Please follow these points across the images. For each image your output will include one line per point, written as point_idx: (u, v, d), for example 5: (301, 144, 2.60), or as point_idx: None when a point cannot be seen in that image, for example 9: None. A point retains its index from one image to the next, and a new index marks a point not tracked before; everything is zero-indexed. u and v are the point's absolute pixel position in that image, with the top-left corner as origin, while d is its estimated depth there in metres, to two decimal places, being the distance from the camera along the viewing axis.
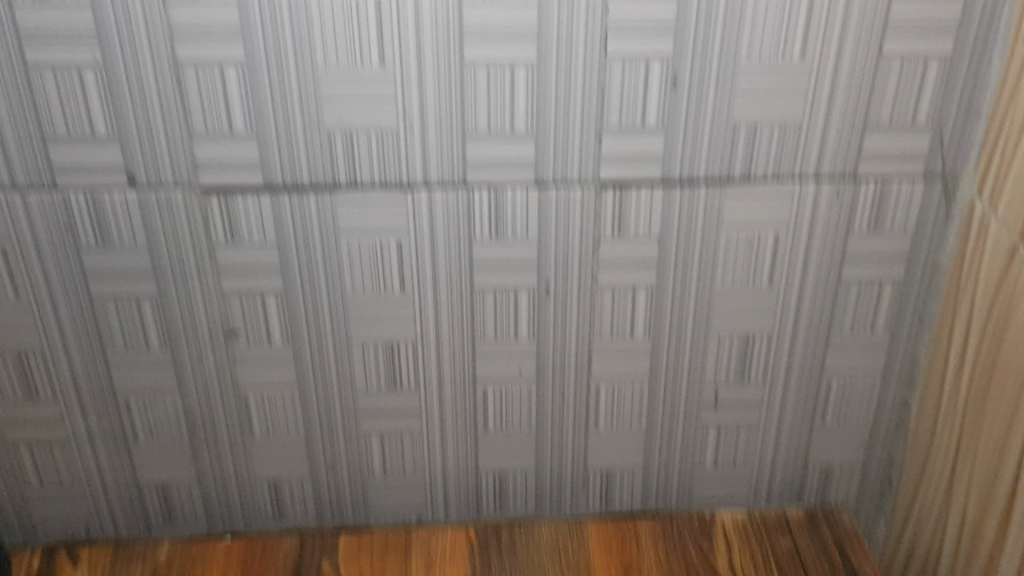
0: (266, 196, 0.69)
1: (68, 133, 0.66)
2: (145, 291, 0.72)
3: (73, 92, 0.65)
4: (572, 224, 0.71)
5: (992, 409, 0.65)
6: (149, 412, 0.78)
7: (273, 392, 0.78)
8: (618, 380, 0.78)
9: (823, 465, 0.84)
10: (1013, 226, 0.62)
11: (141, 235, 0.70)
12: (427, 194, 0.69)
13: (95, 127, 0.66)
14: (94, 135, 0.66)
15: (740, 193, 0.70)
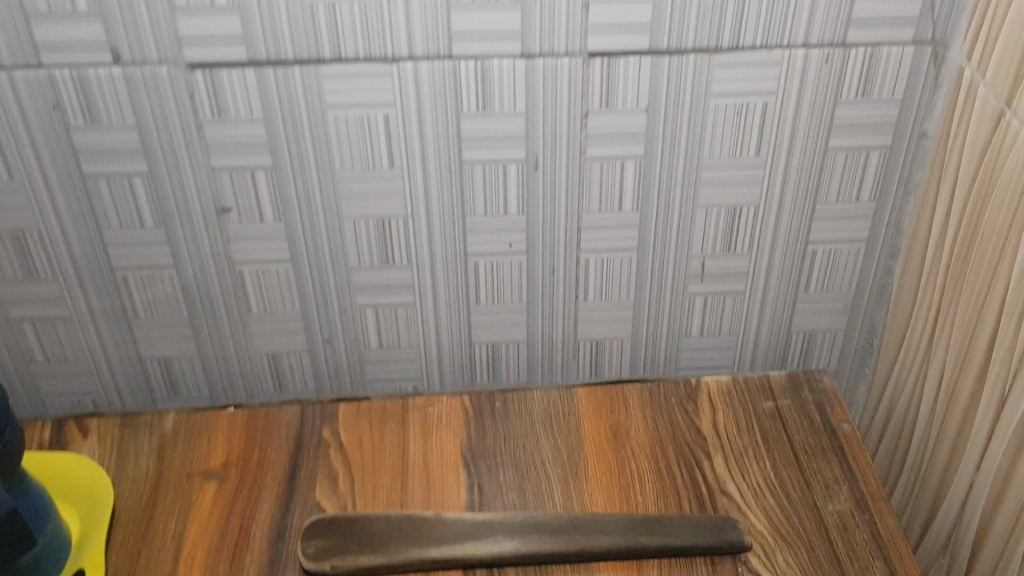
0: (251, 70, 0.68)
1: (48, 11, 0.65)
2: (137, 169, 0.72)
3: None
4: (559, 96, 0.70)
5: (972, 272, 0.66)
6: (148, 289, 0.80)
7: (267, 267, 0.79)
8: (607, 252, 0.79)
9: (807, 331, 0.86)
10: (1000, 89, 0.62)
11: (130, 114, 0.70)
12: (413, 67, 0.68)
13: (77, 5, 0.64)
14: (76, 12, 0.65)
15: (727, 60, 0.69)
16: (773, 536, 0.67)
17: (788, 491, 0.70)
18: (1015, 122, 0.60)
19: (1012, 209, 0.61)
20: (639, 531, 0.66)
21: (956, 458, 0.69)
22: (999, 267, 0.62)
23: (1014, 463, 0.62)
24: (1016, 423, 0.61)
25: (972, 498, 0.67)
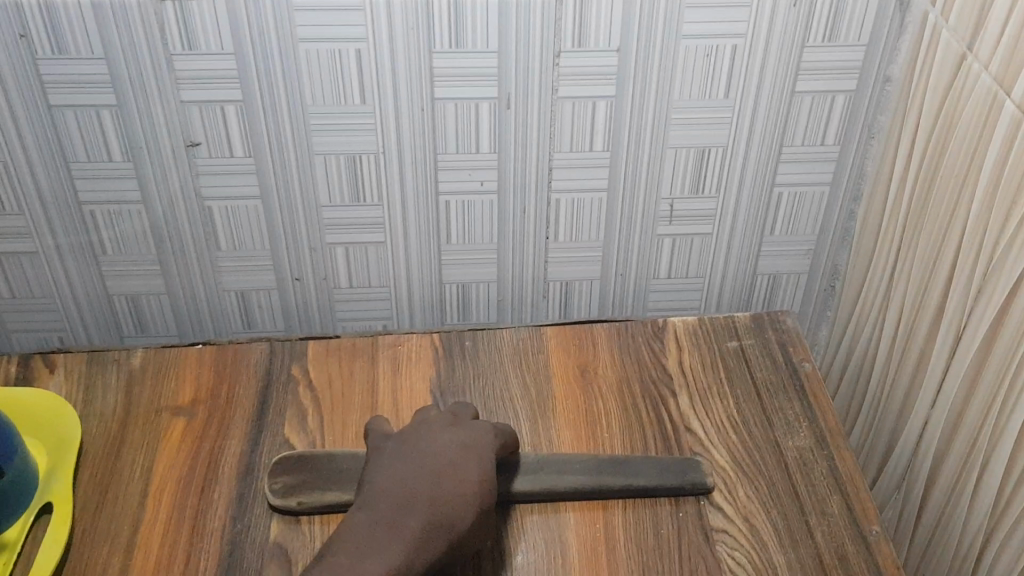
0: (222, 2, 0.66)
1: None
2: (105, 102, 0.71)
3: None
4: (532, 35, 0.70)
5: (931, 216, 0.67)
6: (116, 225, 0.79)
7: (237, 204, 0.78)
8: (577, 193, 0.80)
9: (772, 273, 0.88)
10: (962, 36, 0.62)
11: (97, 46, 0.68)
12: (385, 2, 0.67)
13: None
14: None
15: (698, 1, 0.69)
16: (734, 470, 0.69)
17: (749, 427, 0.72)
18: (976, 66, 0.61)
19: (971, 150, 0.62)
20: (604, 466, 0.67)
21: (913, 395, 0.71)
22: (957, 209, 0.64)
23: (966, 399, 0.64)
24: (969, 360, 0.63)
25: (926, 434, 0.70)
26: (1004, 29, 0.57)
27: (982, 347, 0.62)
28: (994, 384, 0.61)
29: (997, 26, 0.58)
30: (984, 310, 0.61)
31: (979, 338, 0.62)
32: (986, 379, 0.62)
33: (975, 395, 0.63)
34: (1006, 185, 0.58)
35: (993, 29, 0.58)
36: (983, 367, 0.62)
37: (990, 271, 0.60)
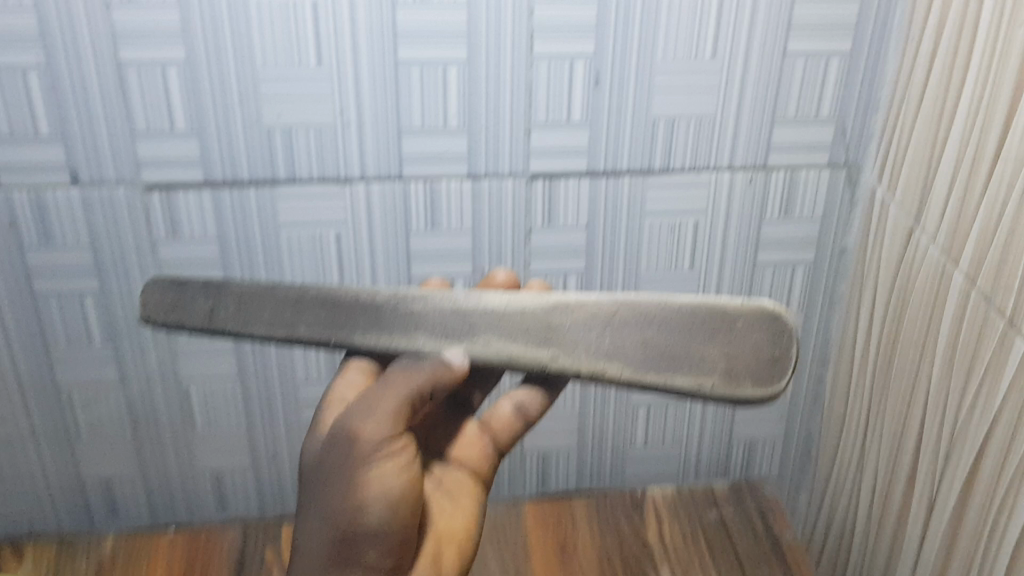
0: (207, 191, 0.70)
1: (10, 132, 0.66)
2: (89, 288, 0.73)
3: (15, 91, 0.65)
4: (504, 214, 0.74)
5: (897, 379, 0.68)
6: (93, 409, 0.79)
7: (215, 384, 0.79)
8: None
9: (747, 439, 0.88)
10: (908, 211, 0.66)
11: (85, 233, 0.70)
12: (365, 187, 0.71)
13: (39, 127, 0.66)
14: (38, 134, 0.66)
15: (659, 181, 0.73)
16: None
17: None
18: (925, 238, 0.63)
19: (926, 314, 0.63)
20: None
21: (895, 559, 0.70)
22: (919, 374, 0.65)
23: (947, 560, 0.63)
24: (947, 518, 0.62)
25: None
26: (947, 202, 0.60)
27: (958, 505, 0.61)
28: (972, 544, 0.60)
29: (940, 199, 0.61)
30: (955, 470, 0.61)
31: (954, 496, 0.61)
32: (964, 540, 0.61)
33: (954, 554, 0.62)
34: (964, 346, 0.59)
35: (936, 201, 0.61)
36: (960, 526, 0.61)
37: (956, 431, 0.60)
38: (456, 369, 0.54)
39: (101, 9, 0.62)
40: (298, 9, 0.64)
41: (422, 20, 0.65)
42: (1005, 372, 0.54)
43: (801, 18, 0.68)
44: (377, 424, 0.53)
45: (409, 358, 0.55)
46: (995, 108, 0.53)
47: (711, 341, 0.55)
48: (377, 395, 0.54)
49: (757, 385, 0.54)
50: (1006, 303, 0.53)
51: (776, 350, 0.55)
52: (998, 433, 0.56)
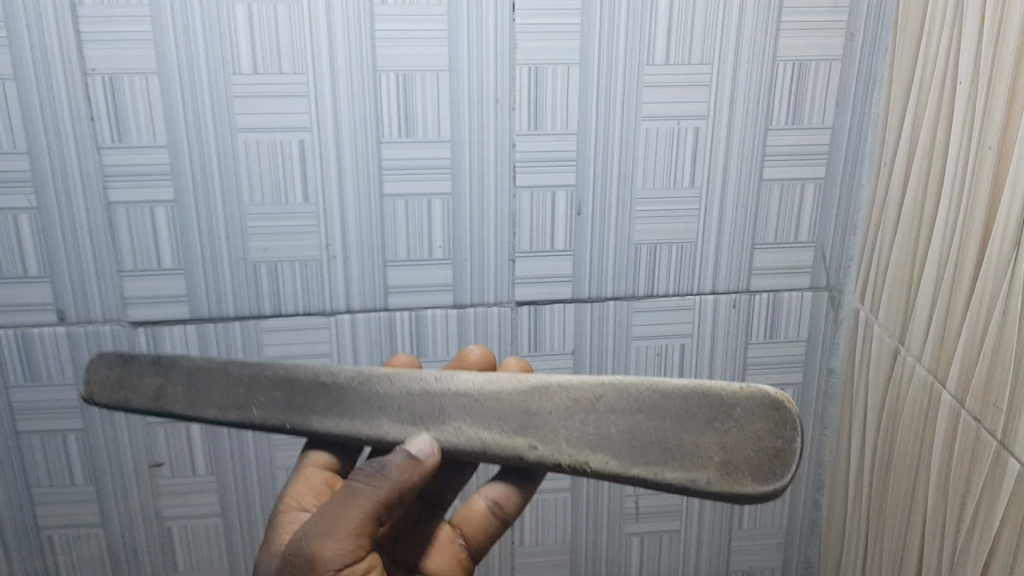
0: (193, 326, 0.72)
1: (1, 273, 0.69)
2: (72, 425, 0.74)
3: (7, 235, 0.68)
4: (490, 342, 0.74)
5: (891, 505, 0.67)
6: (73, 549, 0.78)
7: (197, 522, 0.78)
8: (541, 493, 0.81)
9: (745, 568, 0.86)
10: (892, 330, 0.66)
11: (69, 371, 0.72)
12: (350, 319, 0.73)
13: (28, 267, 0.69)
14: (27, 274, 0.70)
15: (644, 306, 0.74)
16: None
17: None
18: (910, 358, 0.63)
19: (918, 436, 0.63)
20: None
21: None
22: (914, 496, 0.63)
23: None
24: None
25: None
26: (930, 321, 0.60)
27: None
28: None
29: (922, 319, 0.61)
30: None
31: None
32: None
33: None
34: (957, 471, 0.57)
35: (920, 321, 0.62)
36: None
37: (955, 557, 0.58)
38: (425, 467, 0.51)
39: (93, 154, 0.66)
40: (285, 149, 0.67)
41: (406, 156, 0.68)
42: (1003, 496, 0.52)
43: (773, 145, 0.70)
44: (341, 543, 0.49)
45: (374, 464, 0.51)
46: (971, 230, 0.55)
47: (704, 430, 0.50)
48: (338, 508, 0.50)
49: (757, 480, 0.48)
50: (996, 425, 0.53)
51: (779, 442, 0.48)
52: (996, 561, 0.53)
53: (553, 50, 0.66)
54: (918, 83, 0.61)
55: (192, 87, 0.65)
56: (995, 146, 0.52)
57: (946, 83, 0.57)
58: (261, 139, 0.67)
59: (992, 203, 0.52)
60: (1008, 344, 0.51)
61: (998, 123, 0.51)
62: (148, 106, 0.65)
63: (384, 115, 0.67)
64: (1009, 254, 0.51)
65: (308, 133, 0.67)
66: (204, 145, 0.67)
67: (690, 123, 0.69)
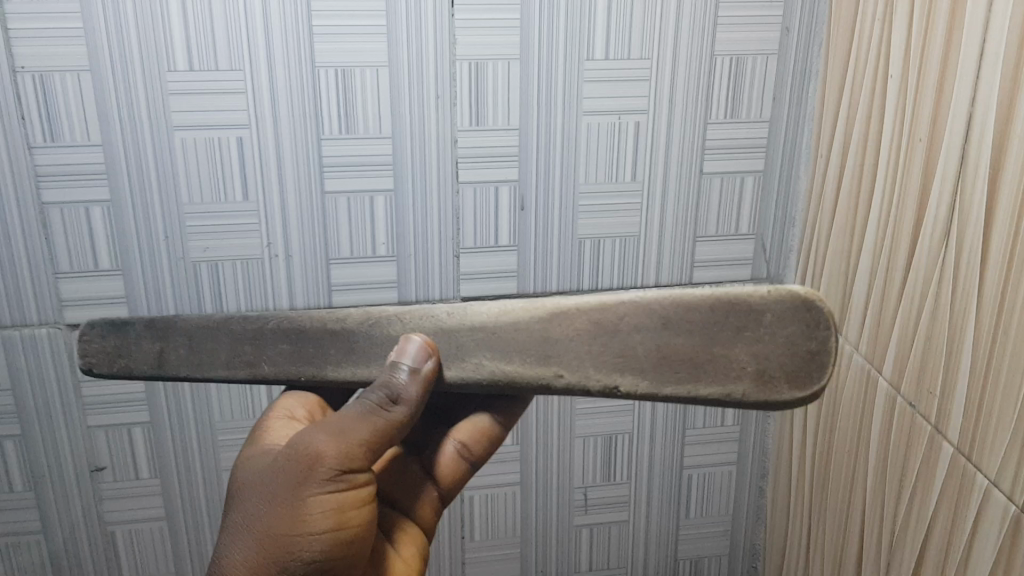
0: None
1: None
2: (9, 431, 0.72)
3: None
4: None
5: (832, 489, 0.69)
6: (13, 557, 0.76)
7: (141, 525, 0.77)
8: (491, 486, 0.81)
9: (692, 556, 0.87)
10: None
11: (4, 375, 0.70)
12: None
13: None
14: None
15: None
16: None
17: None
18: (848, 345, 0.65)
19: (857, 423, 0.64)
20: None
21: None
22: (854, 480, 0.65)
23: None
24: None
25: None
26: (867, 309, 0.61)
27: None
28: None
29: (859, 309, 0.63)
30: None
31: None
32: None
33: None
34: (894, 456, 0.59)
35: (857, 311, 0.63)
36: None
37: (895, 539, 0.59)
38: (420, 377, 0.45)
39: (24, 153, 0.65)
40: (224, 147, 0.66)
41: (346, 153, 0.68)
42: (937, 479, 0.54)
43: (714, 138, 0.71)
44: (341, 455, 0.43)
45: (381, 387, 0.45)
46: (903, 222, 0.56)
47: (736, 341, 0.42)
48: (347, 423, 0.44)
49: (793, 387, 0.41)
50: (931, 410, 0.54)
51: (813, 343, 0.41)
52: (933, 541, 0.55)
53: (492, 46, 0.66)
54: (851, 77, 0.63)
55: (126, 83, 0.64)
56: (924, 139, 0.53)
57: (878, 77, 0.59)
58: (198, 137, 0.66)
59: (923, 194, 0.54)
60: (938, 332, 0.53)
61: (928, 112, 0.53)
62: (81, 104, 0.64)
63: (323, 111, 0.66)
64: (940, 242, 0.52)
65: (246, 130, 0.66)
66: (140, 142, 0.66)
67: (631, 117, 0.70)
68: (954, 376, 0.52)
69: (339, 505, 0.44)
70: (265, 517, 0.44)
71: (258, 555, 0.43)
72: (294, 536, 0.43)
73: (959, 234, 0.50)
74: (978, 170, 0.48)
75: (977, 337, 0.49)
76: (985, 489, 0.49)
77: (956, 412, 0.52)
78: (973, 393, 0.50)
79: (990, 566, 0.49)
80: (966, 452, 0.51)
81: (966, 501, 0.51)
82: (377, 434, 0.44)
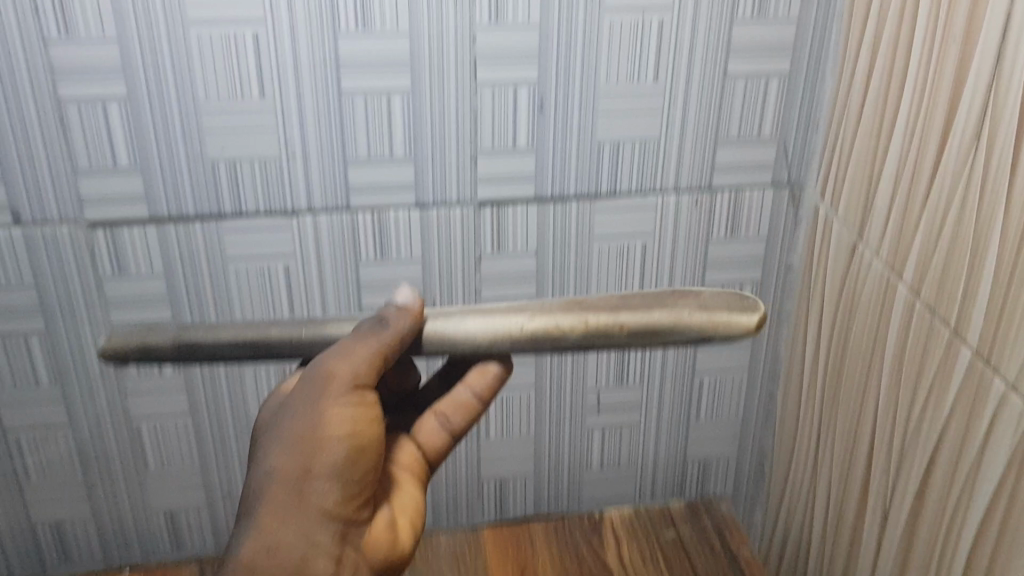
0: (152, 228, 0.71)
1: None
2: (34, 327, 0.74)
3: None
4: (454, 240, 0.74)
5: (844, 395, 0.69)
6: (42, 450, 0.79)
7: (165, 420, 0.79)
8: (506, 388, 0.82)
9: (701, 457, 0.89)
10: (850, 226, 0.67)
11: (28, 273, 0.71)
12: (312, 219, 0.72)
13: None
14: None
15: (607, 205, 0.75)
16: None
17: None
18: (867, 252, 0.64)
19: (872, 330, 0.64)
20: None
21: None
22: (867, 385, 0.65)
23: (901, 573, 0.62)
24: (899, 530, 0.62)
25: None
26: (889, 215, 0.61)
27: (910, 515, 0.61)
28: (923, 564, 0.59)
29: (881, 215, 0.62)
30: (906, 482, 0.61)
31: (905, 509, 0.61)
32: (917, 555, 0.60)
33: (907, 570, 0.61)
34: (910, 361, 0.59)
35: (878, 217, 0.62)
36: (913, 538, 0.60)
37: (906, 443, 0.60)
38: (410, 312, 0.54)
39: (39, 48, 0.64)
40: (240, 43, 0.65)
41: (364, 50, 0.67)
42: (953, 383, 0.55)
43: (739, 40, 0.70)
44: (356, 367, 0.51)
45: (373, 317, 0.54)
46: (931, 128, 0.55)
47: (682, 308, 0.55)
48: (354, 343, 0.52)
49: (738, 315, 0.55)
50: (950, 315, 0.54)
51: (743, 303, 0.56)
52: (946, 444, 0.56)
53: None
54: None
55: None
56: (959, 40, 0.52)
57: None
58: (214, 32, 0.65)
59: (953, 97, 0.53)
60: (962, 240, 0.53)
61: (964, 12, 0.51)
62: None
63: (340, 6, 0.65)
64: (969, 146, 0.51)
65: (262, 26, 0.65)
66: (156, 38, 0.65)
67: (655, 16, 0.68)
68: (977, 280, 0.52)
69: (355, 415, 0.51)
70: (292, 429, 0.51)
71: (288, 460, 0.50)
72: (319, 440, 0.50)
73: (989, 141, 0.50)
74: (1015, 71, 0.47)
75: (1002, 244, 0.49)
76: (1001, 394, 0.50)
77: (977, 315, 0.52)
78: (994, 299, 0.50)
79: (1002, 467, 0.51)
80: (984, 356, 0.51)
81: (982, 403, 0.52)
82: (379, 353, 0.52)
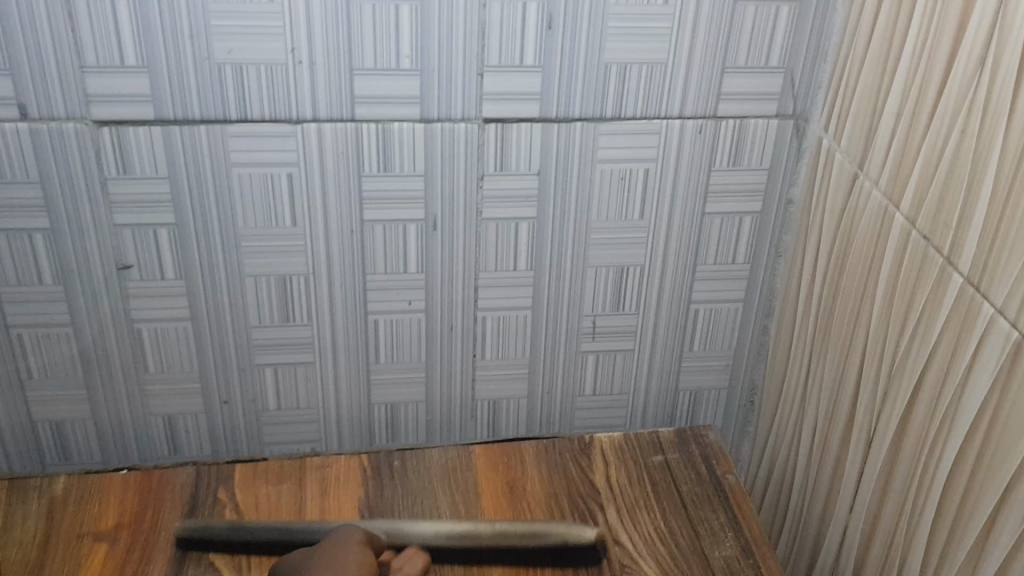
0: (158, 128, 0.71)
1: None
2: (38, 225, 0.74)
3: None
4: (457, 157, 0.74)
5: (836, 327, 0.70)
6: (44, 348, 0.80)
7: (166, 324, 0.80)
8: (502, 310, 0.83)
9: (692, 389, 0.90)
10: (852, 158, 0.67)
11: (33, 170, 0.72)
12: (316, 128, 0.72)
13: None
14: None
15: (611, 129, 0.75)
16: None
17: (678, 539, 0.70)
18: (867, 183, 0.64)
19: (867, 262, 0.65)
20: None
21: (832, 502, 0.71)
22: (859, 316, 0.66)
23: (882, 498, 0.64)
24: (882, 456, 0.63)
25: (847, 537, 0.69)
26: (890, 145, 0.61)
27: (893, 443, 0.62)
28: (903, 491, 0.61)
29: (883, 144, 0.62)
30: (891, 409, 0.62)
31: (889, 437, 0.62)
32: (897, 482, 0.61)
33: (888, 495, 0.63)
34: (904, 286, 0.60)
35: (879, 148, 0.62)
36: (895, 464, 0.62)
37: (893, 372, 0.61)
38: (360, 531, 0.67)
39: None
40: None
41: None
42: (943, 310, 0.55)
43: None
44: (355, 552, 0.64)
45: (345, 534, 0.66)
46: (937, 55, 0.55)
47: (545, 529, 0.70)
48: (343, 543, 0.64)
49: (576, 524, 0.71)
50: (945, 241, 0.55)
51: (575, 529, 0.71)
52: (932, 371, 0.57)
53: None
54: None
55: None
56: None
57: None
58: None
59: (962, 22, 0.53)
60: (960, 167, 0.53)
61: None
62: None
63: None
64: (974, 73, 0.52)
65: None
66: None
67: None
68: (972, 207, 0.52)
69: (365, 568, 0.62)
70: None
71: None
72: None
73: (994, 63, 0.50)
74: None
75: (999, 171, 0.50)
76: (989, 318, 0.51)
77: (970, 244, 0.53)
78: (989, 224, 0.51)
79: (987, 391, 0.52)
80: (975, 282, 0.52)
81: (970, 327, 0.53)
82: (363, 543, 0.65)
